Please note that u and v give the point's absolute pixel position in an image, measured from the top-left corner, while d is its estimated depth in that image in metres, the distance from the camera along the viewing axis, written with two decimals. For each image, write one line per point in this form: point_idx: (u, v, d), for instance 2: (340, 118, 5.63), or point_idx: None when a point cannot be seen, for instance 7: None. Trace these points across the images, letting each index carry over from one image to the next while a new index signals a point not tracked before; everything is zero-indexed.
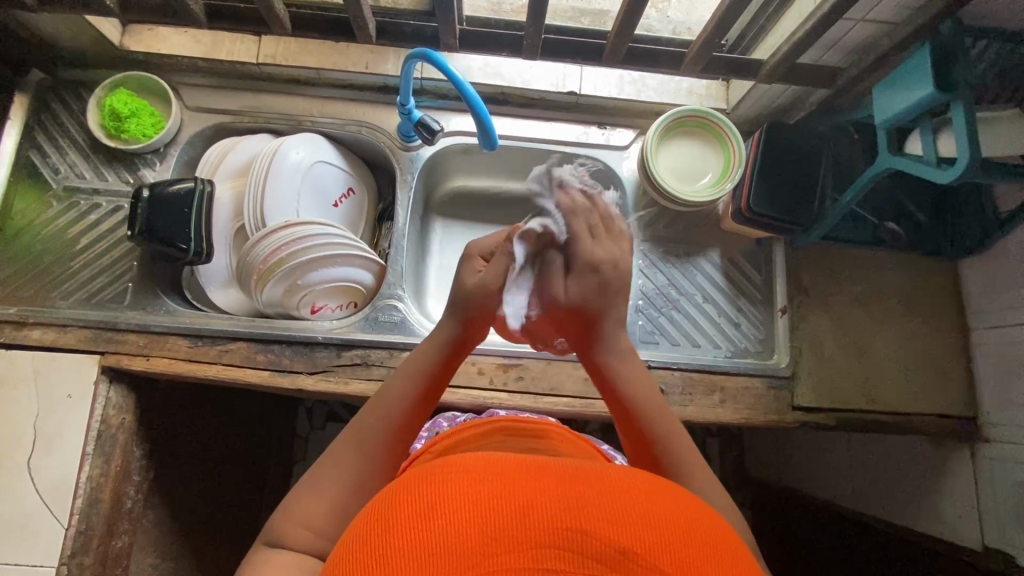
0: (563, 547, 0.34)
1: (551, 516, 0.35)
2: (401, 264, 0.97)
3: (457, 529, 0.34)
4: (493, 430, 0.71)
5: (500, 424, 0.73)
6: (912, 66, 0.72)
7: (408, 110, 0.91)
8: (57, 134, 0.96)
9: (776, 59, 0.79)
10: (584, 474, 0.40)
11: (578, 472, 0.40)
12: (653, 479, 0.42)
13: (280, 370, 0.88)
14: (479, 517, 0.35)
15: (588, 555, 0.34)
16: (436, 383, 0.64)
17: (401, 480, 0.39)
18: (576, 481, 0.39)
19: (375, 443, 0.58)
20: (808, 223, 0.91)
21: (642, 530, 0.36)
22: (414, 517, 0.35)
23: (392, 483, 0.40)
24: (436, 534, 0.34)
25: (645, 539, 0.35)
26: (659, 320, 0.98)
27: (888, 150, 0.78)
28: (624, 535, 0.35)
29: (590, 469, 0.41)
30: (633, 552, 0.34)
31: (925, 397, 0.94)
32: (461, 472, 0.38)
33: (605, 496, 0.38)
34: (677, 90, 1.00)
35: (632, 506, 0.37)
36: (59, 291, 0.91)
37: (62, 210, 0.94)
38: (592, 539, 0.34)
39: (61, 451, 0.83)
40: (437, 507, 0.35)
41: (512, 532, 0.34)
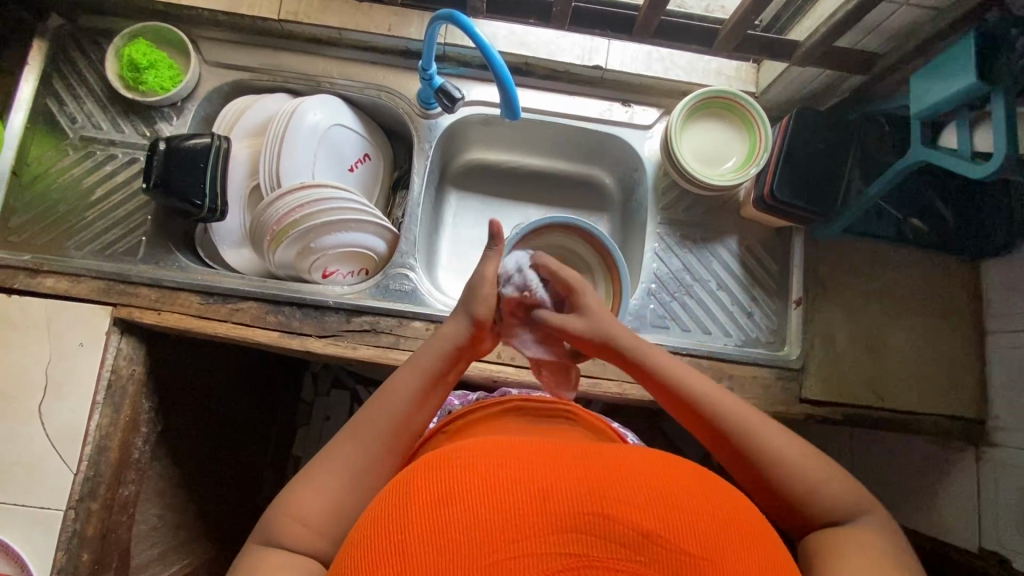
0: (585, 531, 0.35)
1: (571, 501, 0.36)
2: (414, 233, 0.96)
3: (480, 518, 0.35)
4: (509, 408, 0.73)
5: (514, 402, 0.74)
6: (955, 55, 0.69)
7: (429, 75, 0.89)
8: (75, 83, 0.95)
9: (813, 41, 0.76)
10: (602, 458, 0.40)
11: (595, 457, 0.41)
12: (672, 462, 0.42)
13: (289, 332, 0.88)
14: (500, 503, 0.36)
15: (613, 539, 0.34)
16: (443, 376, 0.65)
17: (421, 468, 0.41)
18: (593, 465, 0.39)
19: (384, 431, 0.59)
20: (832, 214, 0.89)
21: (667, 513, 0.36)
22: (437, 503, 0.37)
23: (413, 469, 0.42)
24: (457, 520, 0.35)
25: (668, 522, 0.36)
26: (671, 305, 0.97)
27: (922, 142, 0.75)
28: (646, 519, 0.36)
29: (608, 454, 0.41)
30: (655, 534, 0.35)
31: (935, 397, 0.93)
32: (483, 458, 0.40)
33: (625, 479, 0.38)
34: (706, 70, 0.97)
35: (652, 488, 0.38)
36: (73, 241, 0.91)
37: (78, 159, 0.93)
38: (613, 522, 0.35)
39: (72, 399, 0.84)
40: (458, 494, 0.37)
41: (533, 516, 0.35)
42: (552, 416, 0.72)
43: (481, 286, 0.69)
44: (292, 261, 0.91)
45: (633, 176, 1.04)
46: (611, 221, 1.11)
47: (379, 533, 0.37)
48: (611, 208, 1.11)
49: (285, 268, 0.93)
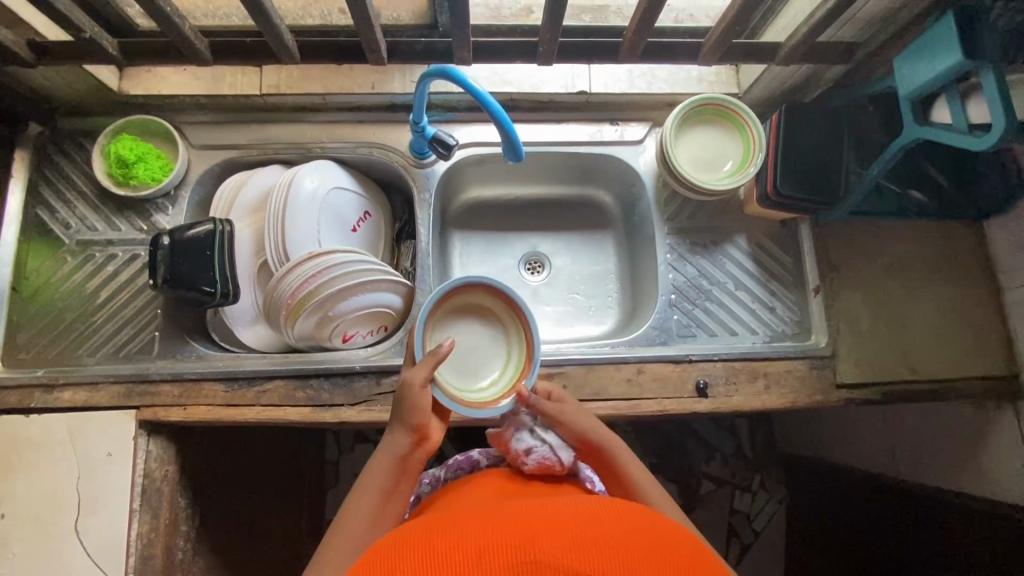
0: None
1: (503, 556, 0.41)
2: (429, 283, 0.96)
3: None
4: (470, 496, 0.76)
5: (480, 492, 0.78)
6: (938, 34, 0.70)
7: (422, 127, 0.89)
8: (63, 187, 0.93)
9: (795, 40, 0.78)
10: (536, 522, 0.46)
11: (531, 520, 0.46)
12: (593, 512, 0.49)
13: (321, 405, 0.86)
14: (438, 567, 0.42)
15: None
16: (394, 485, 0.70)
17: (370, 563, 0.45)
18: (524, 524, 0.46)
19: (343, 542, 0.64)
20: (836, 200, 0.90)
21: (587, 551, 0.42)
22: None
23: (370, 559, 0.47)
24: None
25: (588, 558, 0.41)
26: (694, 313, 0.97)
27: (916, 120, 0.77)
28: (568, 558, 0.41)
29: (539, 519, 0.47)
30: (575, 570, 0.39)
31: (966, 360, 0.95)
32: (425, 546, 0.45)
33: (548, 533, 0.44)
34: (688, 79, 0.98)
35: (574, 535, 0.44)
36: (86, 347, 0.89)
37: (77, 264, 0.91)
38: (538, 566, 0.40)
39: (109, 511, 0.80)
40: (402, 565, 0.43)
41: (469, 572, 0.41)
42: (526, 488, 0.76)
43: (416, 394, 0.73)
44: (310, 336, 0.90)
45: (632, 191, 1.05)
46: (614, 238, 1.12)
47: None
48: (614, 225, 1.12)
49: (303, 342, 0.91)
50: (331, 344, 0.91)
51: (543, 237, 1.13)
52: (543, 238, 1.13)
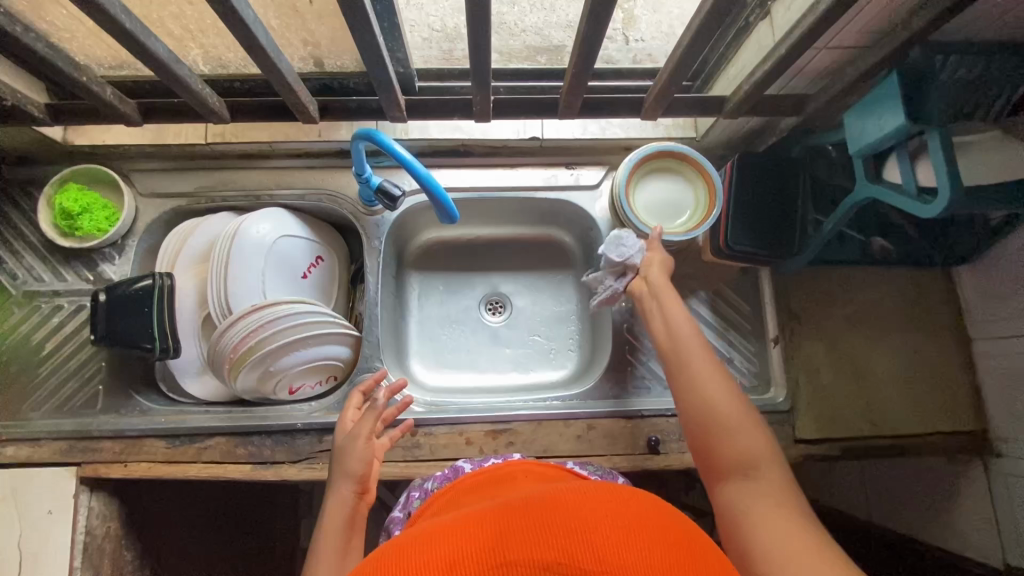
0: None
1: (475, 562, 0.34)
2: (377, 334, 0.94)
3: None
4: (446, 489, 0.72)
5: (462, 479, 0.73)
6: (884, 93, 0.68)
7: (366, 177, 0.87)
8: (11, 237, 0.93)
9: (740, 95, 0.75)
10: (507, 509, 0.39)
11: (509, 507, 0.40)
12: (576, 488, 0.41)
13: (262, 463, 0.85)
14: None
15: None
16: (349, 536, 0.67)
17: None
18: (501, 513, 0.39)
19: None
20: (792, 253, 0.87)
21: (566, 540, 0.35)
22: None
23: None
24: None
25: (568, 546, 0.34)
26: (649, 364, 0.94)
27: (867, 177, 0.74)
28: (542, 551, 0.34)
29: (513, 505, 0.40)
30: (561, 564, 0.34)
31: (931, 415, 0.91)
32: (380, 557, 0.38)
33: (522, 515, 0.38)
34: (643, 123, 0.96)
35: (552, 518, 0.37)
36: (29, 401, 0.88)
37: (24, 316, 0.91)
38: (517, 565, 0.34)
39: (46, 572, 0.79)
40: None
41: None
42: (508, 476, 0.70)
43: (354, 445, 0.73)
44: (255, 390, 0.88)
45: (590, 235, 1.02)
46: (576, 280, 1.10)
47: None
48: (576, 267, 1.10)
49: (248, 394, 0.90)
50: (277, 396, 0.90)
51: (504, 278, 1.11)
52: (504, 279, 1.11)
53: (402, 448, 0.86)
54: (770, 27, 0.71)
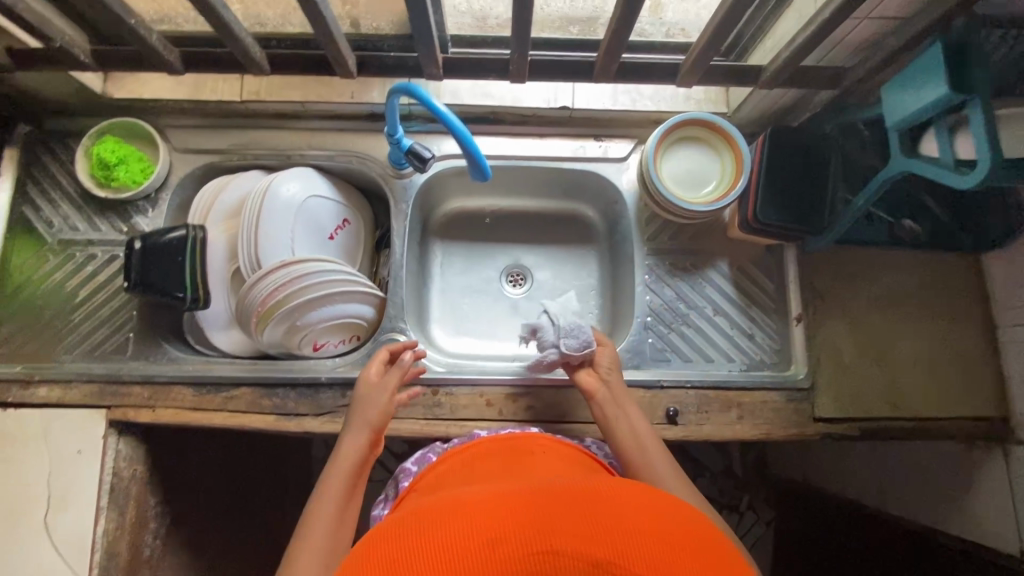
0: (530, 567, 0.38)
1: (520, 544, 0.39)
2: (401, 296, 0.95)
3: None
4: (471, 449, 0.73)
5: (480, 444, 0.74)
6: (927, 64, 0.66)
7: (397, 138, 0.88)
8: (48, 186, 0.95)
9: (778, 64, 0.75)
10: (552, 499, 0.44)
11: (555, 499, 0.44)
12: (608, 489, 0.46)
13: (286, 414, 0.87)
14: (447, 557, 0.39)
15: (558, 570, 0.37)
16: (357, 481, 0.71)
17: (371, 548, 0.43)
18: (548, 505, 0.43)
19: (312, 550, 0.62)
20: (821, 229, 0.87)
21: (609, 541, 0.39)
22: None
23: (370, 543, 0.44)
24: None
25: (610, 544, 0.39)
26: (669, 337, 0.94)
27: (902, 152, 0.73)
28: (591, 548, 0.38)
29: (551, 495, 0.45)
30: (605, 562, 0.38)
31: (953, 400, 0.91)
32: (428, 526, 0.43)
33: (561, 510, 0.42)
34: (675, 96, 0.96)
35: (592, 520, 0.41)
36: (63, 346, 0.91)
37: (59, 263, 0.93)
38: (565, 557, 0.38)
39: (74, 509, 0.82)
40: (408, 557, 0.40)
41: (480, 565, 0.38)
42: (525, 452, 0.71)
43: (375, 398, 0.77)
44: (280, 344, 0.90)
45: (615, 208, 1.03)
46: (598, 254, 1.10)
47: None
48: (598, 241, 1.10)
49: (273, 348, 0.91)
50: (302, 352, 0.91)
51: (526, 250, 1.11)
52: (526, 251, 1.11)
53: (423, 406, 0.88)
54: None
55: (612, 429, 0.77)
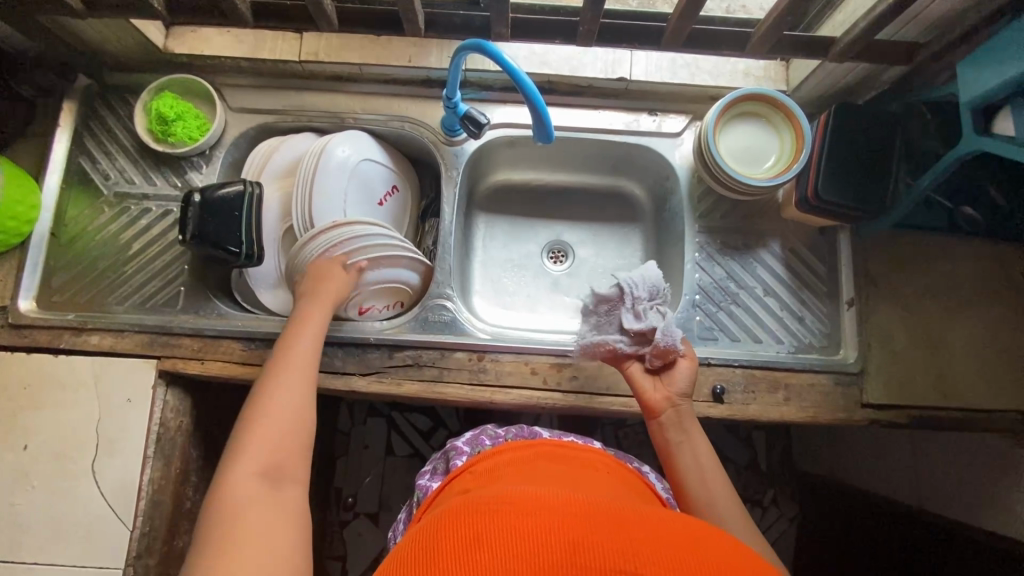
0: None
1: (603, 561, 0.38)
2: (449, 262, 0.95)
3: (509, 564, 0.38)
4: (541, 451, 0.69)
5: (547, 446, 0.70)
6: (1009, 38, 0.65)
7: (454, 103, 0.88)
8: (106, 139, 0.96)
9: (852, 35, 0.73)
10: (645, 529, 0.42)
11: (639, 527, 0.43)
12: (706, 537, 0.43)
13: (332, 372, 0.87)
14: (529, 549, 0.39)
15: None
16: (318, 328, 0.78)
17: (453, 518, 0.44)
18: (633, 530, 0.42)
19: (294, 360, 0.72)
20: (881, 211, 0.85)
21: None
22: (466, 547, 0.40)
23: (453, 513, 0.45)
24: (487, 562, 0.38)
25: None
26: (717, 315, 0.94)
27: (975, 130, 0.72)
28: None
29: (641, 524, 0.43)
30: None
31: (1006, 393, 0.89)
32: (514, 513, 0.43)
33: (654, 543, 0.40)
34: (734, 72, 0.95)
35: (688, 560, 0.39)
36: (115, 296, 0.92)
37: (113, 215, 0.94)
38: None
39: (122, 455, 0.82)
40: (492, 537, 0.40)
41: (560, 567, 0.37)
42: (588, 467, 0.67)
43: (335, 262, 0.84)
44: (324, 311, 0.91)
45: (665, 185, 1.02)
46: (642, 233, 1.09)
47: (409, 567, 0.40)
48: (643, 219, 1.09)
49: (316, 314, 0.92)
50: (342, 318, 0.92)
51: (570, 227, 1.11)
52: (569, 227, 1.11)
53: (469, 371, 0.88)
54: None
55: (675, 456, 0.74)
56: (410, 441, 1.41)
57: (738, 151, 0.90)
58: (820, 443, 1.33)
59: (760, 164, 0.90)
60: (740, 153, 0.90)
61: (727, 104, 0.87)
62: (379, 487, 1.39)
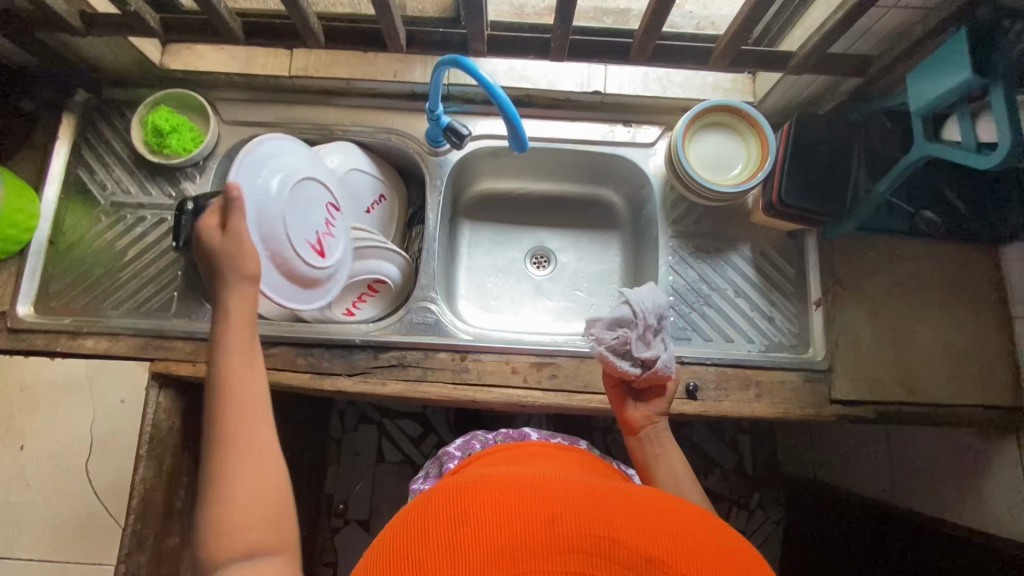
0: (588, 548, 0.39)
1: (582, 527, 0.41)
2: (433, 266, 0.99)
3: (493, 535, 0.40)
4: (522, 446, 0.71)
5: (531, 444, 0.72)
6: (950, 50, 0.70)
7: (437, 115, 0.92)
8: (104, 151, 1.00)
9: (807, 50, 0.78)
10: (617, 498, 0.45)
11: (613, 496, 0.46)
12: (672, 504, 0.47)
13: (320, 373, 0.90)
14: (512, 519, 0.41)
15: (615, 558, 0.39)
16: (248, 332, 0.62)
17: (438, 496, 0.46)
18: (606, 499, 0.45)
19: (236, 413, 0.55)
20: (841, 215, 0.89)
21: (668, 544, 0.41)
22: (452, 522, 0.42)
23: (436, 492, 0.47)
24: (472, 534, 0.40)
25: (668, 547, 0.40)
26: (690, 316, 0.98)
27: (925, 137, 0.76)
28: (650, 546, 0.40)
29: (615, 493, 0.46)
30: (656, 558, 0.39)
31: (968, 389, 0.92)
32: (496, 490, 0.45)
33: (627, 510, 0.44)
34: (703, 85, 1.00)
35: (657, 524, 0.43)
36: (111, 301, 0.95)
37: (110, 224, 0.98)
38: (617, 545, 0.40)
39: (116, 454, 0.85)
40: (477, 510, 0.42)
41: (542, 534, 0.40)
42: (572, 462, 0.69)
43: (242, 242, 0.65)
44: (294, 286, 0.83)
45: (640, 193, 1.06)
46: (622, 239, 1.13)
47: (398, 548, 0.42)
48: (622, 225, 1.13)
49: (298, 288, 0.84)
50: (317, 275, 0.86)
51: (552, 233, 1.15)
52: (551, 234, 1.15)
53: (451, 371, 0.91)
54: None
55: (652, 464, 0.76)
56: (400, 446, 1.43)
57: (707, 158, 0.94)
58: (801, 443, 1.36)
59: (728, 171, 0.94)
60: (711, 159, 0.95)
61: (698, 113, 0.92)
62: (369, 491, 1.41)
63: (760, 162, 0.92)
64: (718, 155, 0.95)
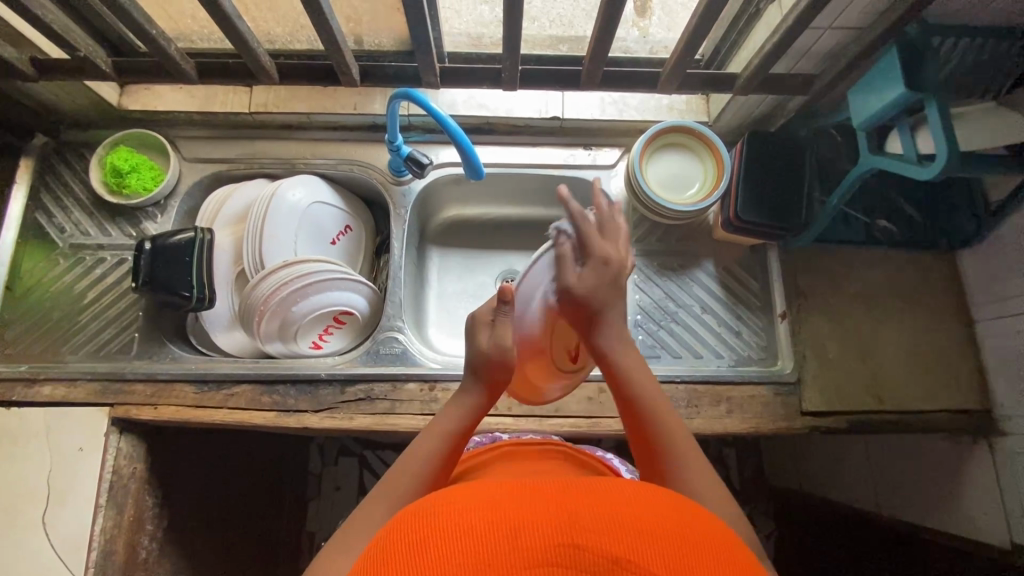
0: (552, 558, 0.35)
1: (543, 536, 0.36)
2: (399, 295, 0.98)
3: (449, 564, 0.35)
4: (499, 453, 0.71)
5: (505, 447, 0.72)
6: (883, 68, 0.72)
7: (397, 146, 0.93)
8: (62, 194, 0.99)
9: (749, 71, 0.81)
10: (577, 492, 0.41)
11: (574, 491, 0.41)
12: (636, 487, 0.43)
13: (285, 410, 0.89)
14: (467, 540, 0.36)
15: (581, 566, 0.35)
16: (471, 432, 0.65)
17: (385, 533, 0.40)
18: (568, 496, 0.41)
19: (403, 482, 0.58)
20: (799, 229, 0.91)
21: (637, 541, 0.37)
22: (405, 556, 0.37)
23: (387, 526, 0.41)
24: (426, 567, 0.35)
25: (638, 545, 0.36)
26: (659, 334, 0.98)
27: (870, 150, 0.78)
28: (617, 545, 0.36)
29: (574, 488, 0.42)
30: (624, 559, 0.35)
31: (936, 394, 0.93)
32: (448, 509, 0.40)
33: (588, 503, 0.40)
34: (658, 107, 1.02)
35: (624, 515, 0.39)
36: (69, 345, 0.93)
37: (68, 266, 0.97)
38: (583, 552, 0.36)
39: (74, 503, 0.82)
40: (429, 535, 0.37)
41: (500, 552, 0.35)
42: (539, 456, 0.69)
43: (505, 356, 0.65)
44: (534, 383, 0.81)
45: None
46: None
47: None
48: None
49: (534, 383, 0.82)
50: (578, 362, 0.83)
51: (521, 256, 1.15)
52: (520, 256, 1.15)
53: (420, 402, 0.90)
54: (778, 7, 0.77)
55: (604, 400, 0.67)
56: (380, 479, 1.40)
57: (665, 177, 0.96)
58: (786, 455, 1.35)
59: (687, 190, 0.96)
60: (670, 179, 0.96)
61: (654, 133, 0.94)
62: None
63: (718, 180, 0.93)
64: (675, 175, 0.96)
